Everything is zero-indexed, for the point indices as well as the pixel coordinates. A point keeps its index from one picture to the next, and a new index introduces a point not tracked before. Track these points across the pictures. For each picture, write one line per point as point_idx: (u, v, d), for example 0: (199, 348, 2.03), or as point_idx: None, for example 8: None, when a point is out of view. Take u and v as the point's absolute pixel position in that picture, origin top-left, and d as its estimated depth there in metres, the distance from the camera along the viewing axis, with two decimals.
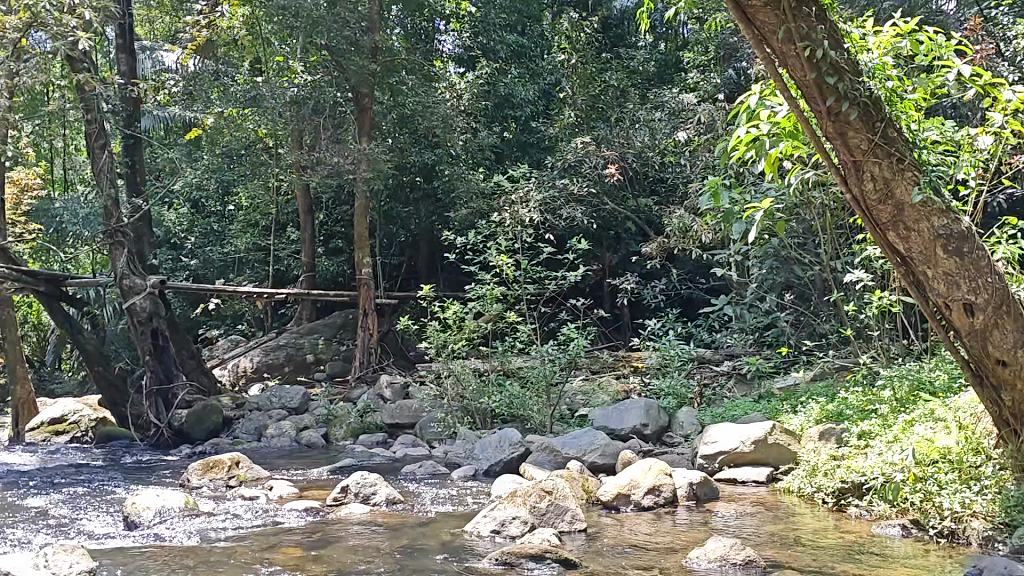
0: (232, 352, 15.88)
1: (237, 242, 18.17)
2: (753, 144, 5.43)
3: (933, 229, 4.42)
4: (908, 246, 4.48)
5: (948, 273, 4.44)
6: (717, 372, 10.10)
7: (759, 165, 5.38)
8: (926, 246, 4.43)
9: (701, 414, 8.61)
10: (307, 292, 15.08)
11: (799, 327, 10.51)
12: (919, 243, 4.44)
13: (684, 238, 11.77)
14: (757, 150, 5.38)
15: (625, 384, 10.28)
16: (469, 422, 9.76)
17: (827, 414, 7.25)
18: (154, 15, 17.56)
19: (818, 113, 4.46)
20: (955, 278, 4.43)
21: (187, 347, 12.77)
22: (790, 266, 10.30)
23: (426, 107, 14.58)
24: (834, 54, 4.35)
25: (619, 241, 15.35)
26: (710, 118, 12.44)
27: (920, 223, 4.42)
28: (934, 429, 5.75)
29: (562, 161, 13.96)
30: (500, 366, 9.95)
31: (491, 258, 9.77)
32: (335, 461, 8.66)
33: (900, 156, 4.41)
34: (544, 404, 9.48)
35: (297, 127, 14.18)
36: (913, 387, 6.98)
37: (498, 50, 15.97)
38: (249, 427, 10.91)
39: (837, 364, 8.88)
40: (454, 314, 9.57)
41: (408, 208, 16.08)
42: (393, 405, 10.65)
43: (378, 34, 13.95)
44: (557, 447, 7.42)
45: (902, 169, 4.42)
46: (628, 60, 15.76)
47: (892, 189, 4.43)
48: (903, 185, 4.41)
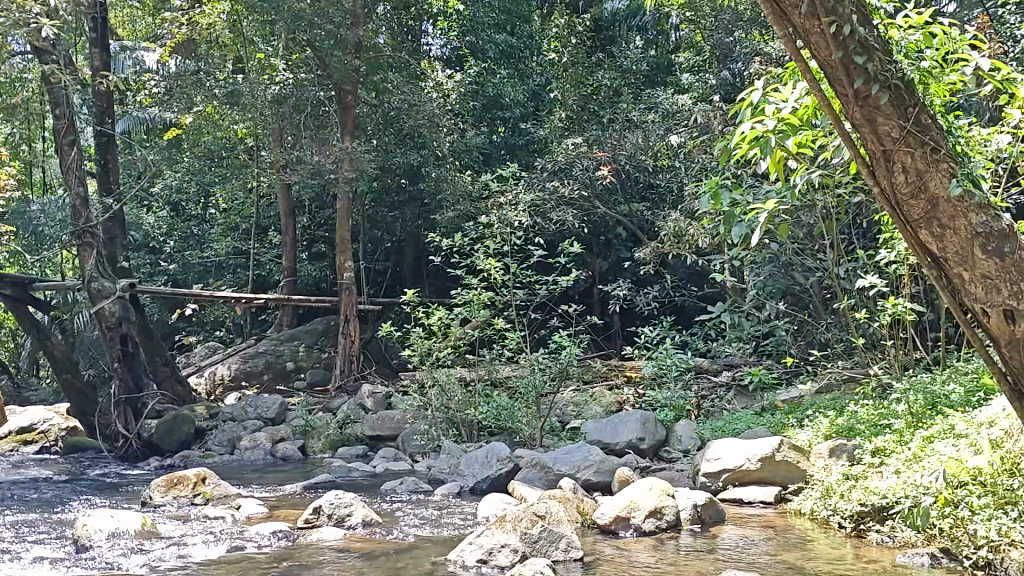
0: (208, 360, 15.35)
1: (217, 246, 17.65)
2: (757, 142, 4.63)
3: (974, 229, 2.84)
4: (942, 250, 2.88)
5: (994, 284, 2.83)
6: (714, 384, 9.67)
7: (764, 165, 4.57)
8: (964, 249, 2.84)
9: (700, 428, 8.17)
10: (288, 298, 14.57)
11: (800, 336, 10.08)
12: (956, 247, 2.85)
13: (679, 243, 11.33)
14: (761, 148, 4.57)
15: (618, 395, 9.83)
16: (454, 435, 9.29)
17: (836, 429, 6.82)
18: (133, 13, 17.12)
19: (840, 96, 2.99)
20: (1005, 290, 2.80)
21: (160, 355, 12.29)
22: (790, 272, 9.87)
23: (411, 105, 14.08)
24: (864, 31, 2.96)
25: (610, 247, 14.92)
26: (706, 118, 12.02)
27: (978, 233, 2.83)
28: (959, 448, 5.33)
29: (552, 161, 13.51)
30: (487, 375, 9.47)
31: (478, 262, 9.28)
32: (310, 475, 8.15)
33: (940, 144, 2.89)
34: (534, 416, 9.01)
35: (278, 124, 13.70)
36: (928, 403, 6.56)
37: (487, 50, 15.55)
38: (221, 438, 10.37)
39: (843, 376, 8.46)
40: (439, 319, 9.08)
41: (394, 212, 15.61)
42: (374, 416, 10.15)
43: (362, 29, 13.61)
44: (548, 463, 6.94)
45: (939, 158, 2.88)
46: (619, 59, 15.33)
47: (932, 186, 2.87)
48: (939, 175, 2.87)
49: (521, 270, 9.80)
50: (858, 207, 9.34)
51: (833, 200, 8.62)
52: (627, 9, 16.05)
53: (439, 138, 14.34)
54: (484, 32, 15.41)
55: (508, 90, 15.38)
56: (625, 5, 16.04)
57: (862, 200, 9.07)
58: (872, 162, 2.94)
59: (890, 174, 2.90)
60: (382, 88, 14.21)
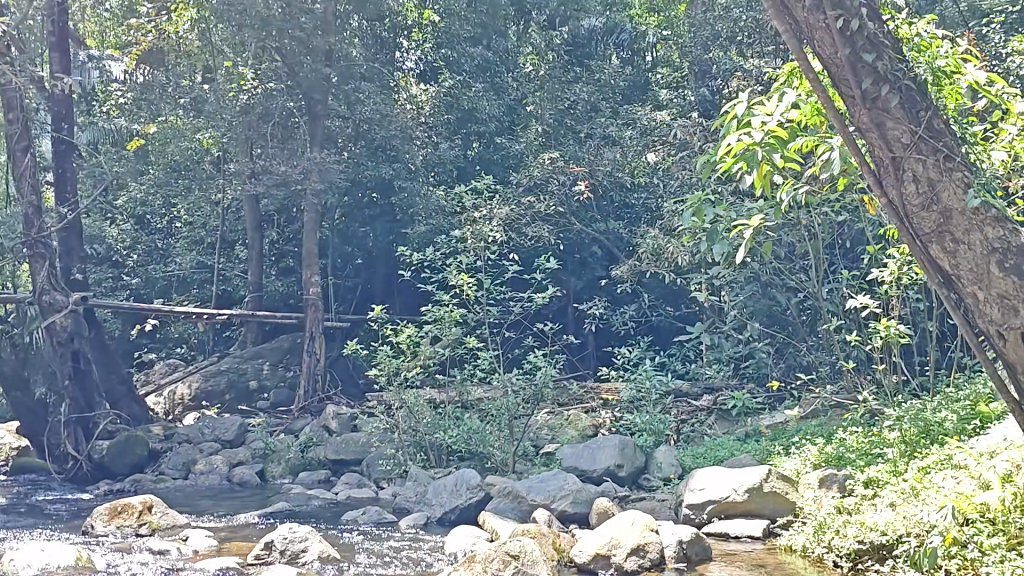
0: (169, 377, 14.79)
1: (180, 260, 17.11)
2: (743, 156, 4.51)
3: (986, 240, 3.22)
4: (954, 260, 3.26)
5: (1001, 290, 3.17)
6: (694, 408, 9.30)
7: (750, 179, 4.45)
8: (976, 259, 3.22)
9: (681, 455, 7.81)
10: (252, 314, 14.07)
11: (781, 359, 9.77)
12: (969, 257, 3.22)
13: (658, 261, 10.96)
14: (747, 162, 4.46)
15: (594, 419, 9.36)
16: (422, 459, 8.84)
17: (826, 458, 6.46)
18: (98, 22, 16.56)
19: (854, 103, 3.44)
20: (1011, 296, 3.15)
21: (116, 373, 11.78)
22: (773, 292, 9.55)
23: (383, 116, 13.85)
24: (876, 36, 3.46)
25: (585, 266, 14.54)
26: (686, 134, 11.71)
27: (981, 239, 3.22)
28: (961, 481, 5.00)
29: (527, 176, 13.13)
30: (457, 397, 9.06)
31: (450, 277, 8.89)
32: (267, 503, 7.68)
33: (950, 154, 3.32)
34: (506, 440, 8.59)
35: (245, 133, 13.30)
36: (922, 431, 6.24)
37: (462, 63, 15.21)
38: (176, 461, 9.86)
39: (830, 401, 8.12)
40: (408, 337, 8.67)
41: (365, 228, 15.18)
42: (338, 439, 9.69)
43: (333, 36, 13.35)
44: (521, 492, 6.58)
45: (949, 168, 3.32)
46: (596, 74, 15.02)
47: (941, 193, 3.29)
48: (950, 187, 3.29)
49: (494, 287, 9.43)
50: (844, 227, 9.05)
51: (818, 218, 8.33)
52: (604, 27, 15.94)
53: (411, 151, 14.00)
54: (459, 45, 15.15)
55: (482, 104, 14.93)
56: (603, 22, 15.81)
57: (847, 220, 8.82)
58: (881, 166, 3.40)
59: (899, 178, 3.34)
60: (353, 97, 13.78)
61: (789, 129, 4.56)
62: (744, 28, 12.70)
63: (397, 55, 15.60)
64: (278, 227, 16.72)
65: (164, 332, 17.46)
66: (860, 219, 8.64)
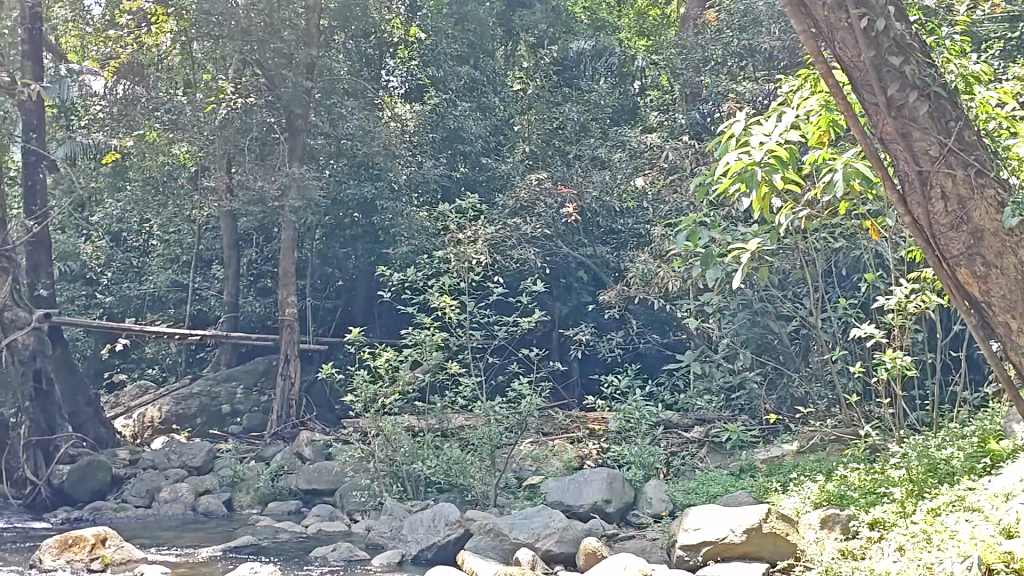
0: (139, 399, 14.29)
1: (155, 279, 16.68)
2: (742, 177, 4.57)
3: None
4: (990, 295, 2.84)
5: None
6: (685, 439, 8.96)
7: (748, 199, 4.50)
8: (1020, 294, 2.80)
9: (671, 489, 7.46)
10: (227, 335, 13.63)
11: (773, 391, 9.45)
12: (1011, 291, 2.82)
13: (647, 287, 10.61)
14: (745, 182, 4.53)
15: (579, 449, 8.96)
16: (398, 490, 8.42)
17: (826, 497, 6.10)
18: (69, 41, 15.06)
19: (875, 109, 2.98)
20: None
21: (80, 394, 11.35)
22: (766, 321, 9.24)
23: (365, 133, 13.51)
24: (898, 28, 3.00)
25: (571, 290, 14.26)
26: (677, 157, 11.42)
27: (1019, 270, 2.82)
28: (977, 526, 4.64)
29: (513, 199, 12.82)
30: (437, 425, 8.66)
31: (432, 299, 8.48)
32: (231, 536, 7.25)
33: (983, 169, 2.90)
34: (487, 471, 8.19)
35: (223, 149, 12.94)
36: (928, 469, 5.89)
37: (449, 82, 15.07)
38: (139, 488, 9.40)
39: (827, 435, 7.78)
40: (386, 362, 8.28)
41: (346, 248, 14.81)
42: (311, 468, 9.28)
43: (316, 50, 13.12)
44: (504, 530, 6.22)
45: (985, 187, 2.90)
46: (585, 94, 14.64)
47: (973, 214, 2.87)
48: (985, 207, 2.87)
49: (478, 311, 9.04)
50: (840, 255, 8.75)
51: (816, 244, 8.03)
52: (593, 49, 15.62)
53: (395, 169, 13.78)
54: (445, 63, 15.07)
55: (469, 123, 14.72)
56: (592, 45, 15.57)
57: (844, 247, 8.54)
58: (907, 183, 2.94)
59: (927, 197, 2.89)
60: (335, 112, 13.51)
61: (793, 151, 4.61)
62: (736, 51, 12.50)
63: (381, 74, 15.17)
64: (257, 246, 16.31)
65: (139, 353, 16.98)
66: (857, 247, 8.35)
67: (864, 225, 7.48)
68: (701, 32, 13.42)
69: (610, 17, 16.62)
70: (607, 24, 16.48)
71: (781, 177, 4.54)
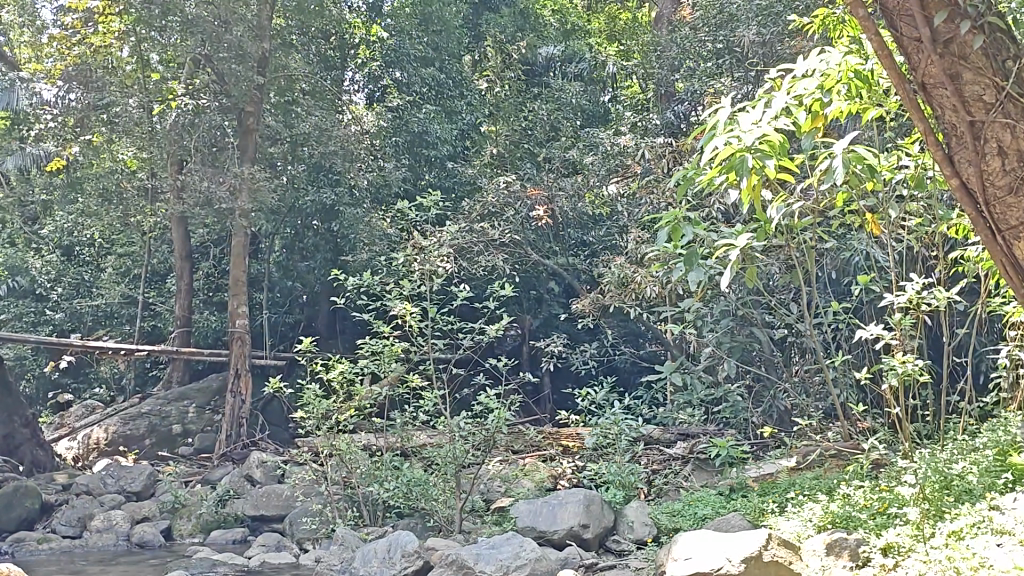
0: (84, 421, 13.44)
1: (106, 293, 15.85)
2: (732, 162, 4.17)
3: None
4: None
5: None
6: (667, 457, 8.33)
7: (739, 187, 4.10)
8: None
9: (655, 513, 6.88)
10: (177, 351, 12.80)
11: (757, 403, 8.87)
12: None
13: (623, 293, 9.98)
14: (738, 168, 4.13)
15: (552, 469, 8.28)
16: (353, 516, 7.73)
17: (831, 519, 5.47)
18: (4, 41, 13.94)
19: (919, 49, 2.71)
20: None
21: (20, 415, 11.05)
22: (751, 329, 8.66)
23: (324, 131, 12.84)
24: None
25: (541, 302, 13.79)
26: (653, 157, 10.84)
27: None
28: (1011, 553, 3.99)
29: (481, 203, 12.17)
30: (398, 444, 7.97)
31: (391, 305, 7.74)
32: (162, 570, 6.56)
33: None
34: (452, 494, 7.47)
35: (172, 151, 12.32)
36: (942, 486, 5.29)
37: (413, 85, 14.52)
38: (70, 516, 8.65)
39: (825, 450, 7.19)
40: (341, 374, 7.55)
41: (308, 261, 14.15)
42: (258, 492, 8.65)
43: (268, 44, 12.47)
44: (468, 563, 5.61)
45: None
46: (555, 93, 14.01)
47: None
48: None
49: (441, 317, 8.31)
50: (831, 255, 8.17)
51: (809, 242, 7.39)
52: (563, 54, 15.04)
53: (354, 173, 13.18)
54: (410, 65, 14.49)
55: (433, 127, 14.15)
56: (561, 50, 14.98)
57: (836, 246, 7.96)
58: (956, 134, 2.67)
59: (979, 151, 2.61)
60: (291, 112, 12.97)
61: (786, 137, 4.26)
62: (711, 50, 12.01)
63: (346, 76, 14.64)
64: (214, 259, 15.53)
65: (89, 371, 16.11)
66: (849, 247, 7.77)
67: (860, 221, 6.90)
68: (675, 31, 12.98)
69: (579, 22, 16.14)
70: (576, 29, 15.98)
71: (772, 165, 4.18)
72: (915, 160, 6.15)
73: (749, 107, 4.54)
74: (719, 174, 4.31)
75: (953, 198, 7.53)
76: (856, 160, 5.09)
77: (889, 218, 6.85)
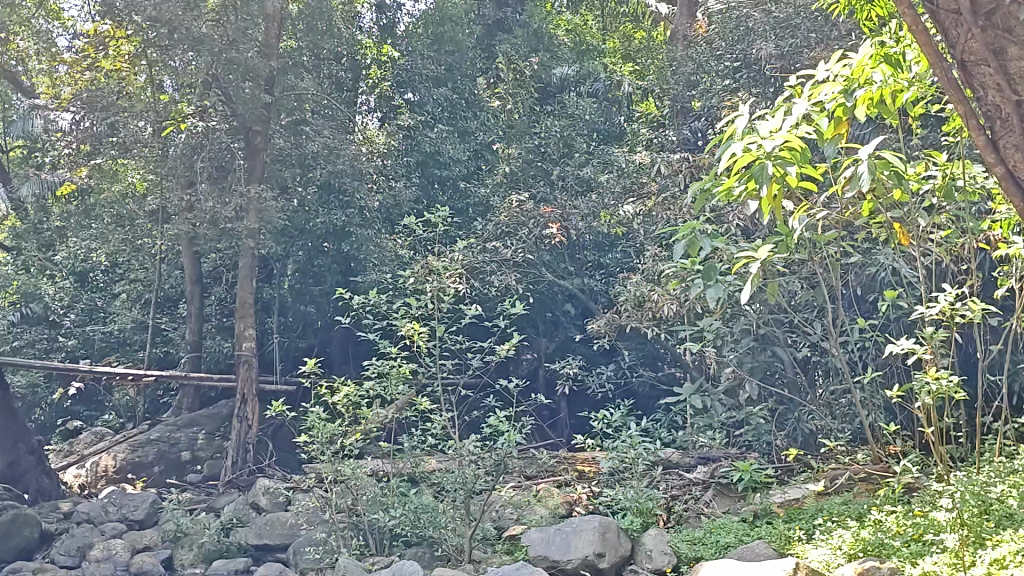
0: (94, 448, 13.26)
1: (117, 319, 15.70)
2: (749, 171, 4.01)
3: None
4: None
5: None
6: (688, 481, 7.98)
7: (757, 196, 3.93)
8: None
9: (674, 540, 6.57)
10: (185, 375, 12.53)
11: (780, 426, 8.54)
12: None
13: (641, 313, 9.68)
14: (755, 177, 3.96)
15: (568, 494, 7.98)
16: (359, 545, 7.43)
17: (862, 547, 5.12)
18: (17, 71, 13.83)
19: (960, 22, 2.48)
20: None
21: (26, 441, 10.90)
22: (773, 348, 8.35)
23: (332, 149, 12.80)
24: None
25: (557, 325, 13.51)
26: (669, 173, 10.58)
27: None
28: None
29: (494, 222, 11.92)
30: (407, 469, 7.73)
31: (397, 325, 7.50)
32: None
33: None
34: (462, 522, 7.14)
35: (179, 173, 12.18)
36: (981, 510, 4.94)
37: (425, 104, 14.33)
38: (69, 546, 8.79)
39: (855, 474, 6.87)
40: (347, 398, 7.30)
41: (320, 284, 13.93)
42: (263, 520, 8.41)
43: (274, 62, 12.43)
44: None
45: None
46: (570, 110, 13.79)
47: None
48: None
49: (450, 336, 8.06)
50: (856, 270, 7.86)
51: (832, 256, 7.10)
52: (577, 76, 14.76)
53: (364, 194, 13.00)
54: (421, 85, 14.33)
55: (445, 146, 13.92)
56: (575, 71, 14.73)
57: (861, 261, 7.65)
58: (1001, 115, 2.44)
59: None
60: (301, 132, 13.02)
61: (807, 146, 4.08)
62: (727, 65, 11.76)
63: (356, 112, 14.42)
64: (226, 283, 15.34)
65: (100, 399, 15.93)
66: (875, 262, 7.47)
67: (886, 233, 6.60)
68: (690, 46, 12.76)
69: (594, 40, 16.00)
70: (591, 48, 15.82)
71: (793, 172, 3.97)
72: (944, 169, 5.86)
73: (767, 117, 4.38)
74: (736, 183, 4.11)
75: (983, 209, 7.23)
76: (882, 166, 4.83)
77: (916, 230, 6.55)
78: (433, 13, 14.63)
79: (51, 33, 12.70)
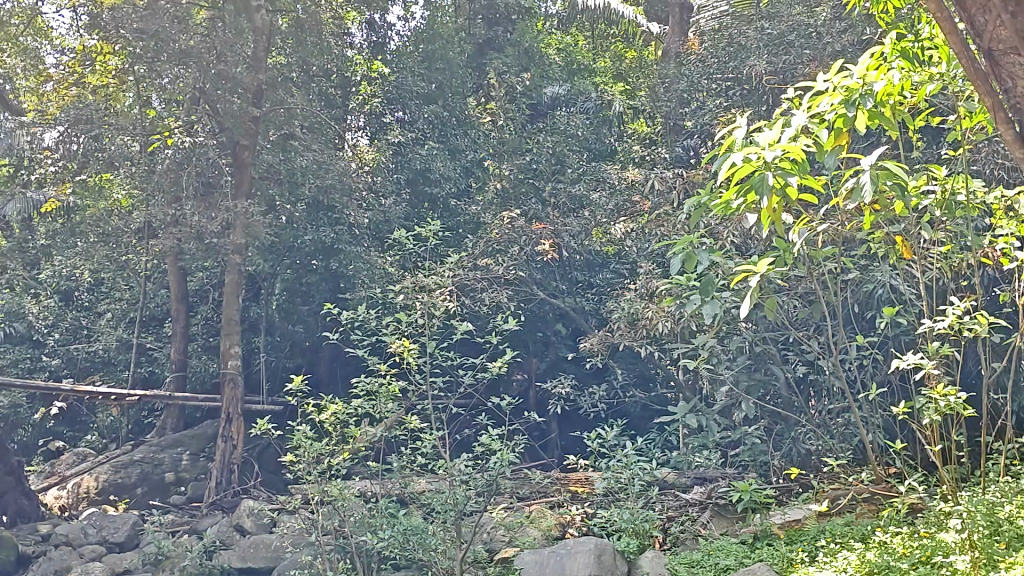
0: (76, 469, 13.01)
1: (102, 338, 15.44)
2: (751, 182, 3.87)
3: None
4: None
5: None
6: (683, 503, 7.73)
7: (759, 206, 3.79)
8: None
9: (672, 563, 6.40)
10: (169, 395, 12.24)
11: (776, 446, 8.39)
12: None
13: (634, 331, 9.53)
14: (757, 188, 3.83)
15: (561, 516, 7.81)
16: (345, 569, 7.19)
17: (867, 569, 4.98)
18: None
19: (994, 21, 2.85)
20: None
21: (7, 461, 10.65)
22: (769, 367, 8.21)
23: (321, 165, 12.56)
24: None
25: (548, 344, 13.33)
26: (663, 189, 10.46)
27: None
28: None
29: (485, 239, 11.75)
30: (396, 491, 7.51)
31: (386, 342, 7.29)
32: None
33: None
34: (453, 545, 6.88)
35: (165, 188, 11.97)
36: (989, 529, 4.81)
37: (416, 121, 14.21)
38: (47, 569, 8.55)
39: (856, 494, 6.73)
40: (334, 417, 7.08)
41: (309, 303, 13.75)
42: (247, 542, 8.20)
43: (261, 73, 12.12)
44: None
45: None
46: (561, 126, 13.74)
47: None
48: None
49: (440, 353, 7.85)
50: (853, 287, 7.74)
51: (831, 272, 6.96)
52: (568, 94, 14.88)
53: (354, 211, 12.86)
54: (411, 102, 14.18)
55: (436, 163, 13.76)
56: (566, 89, 14.77)
57: (859, 278, 7.53)
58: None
59: None
60: (289, 147, 12.68)
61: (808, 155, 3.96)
62: (720, 81, 11.69)
63: (346, 134, 14.35)
64: (213, 301, 15.12)
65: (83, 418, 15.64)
66: (873, 279, 7.36)
67: (886, 249, 6.47)
68: (682, 64, 12.72)
69: (586, 60, 16.02)
70: (582, 67, 15.88)
71: (795, 183, 3.85)
72: (946, 182, 5.67)
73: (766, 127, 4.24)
74: (736, 194, 3.97)
75: (983, 224, 7.11)
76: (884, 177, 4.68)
77: (917, 245, 6.43)
78: (425, 30, 14.67)
79: (40, 51, 12.45)
